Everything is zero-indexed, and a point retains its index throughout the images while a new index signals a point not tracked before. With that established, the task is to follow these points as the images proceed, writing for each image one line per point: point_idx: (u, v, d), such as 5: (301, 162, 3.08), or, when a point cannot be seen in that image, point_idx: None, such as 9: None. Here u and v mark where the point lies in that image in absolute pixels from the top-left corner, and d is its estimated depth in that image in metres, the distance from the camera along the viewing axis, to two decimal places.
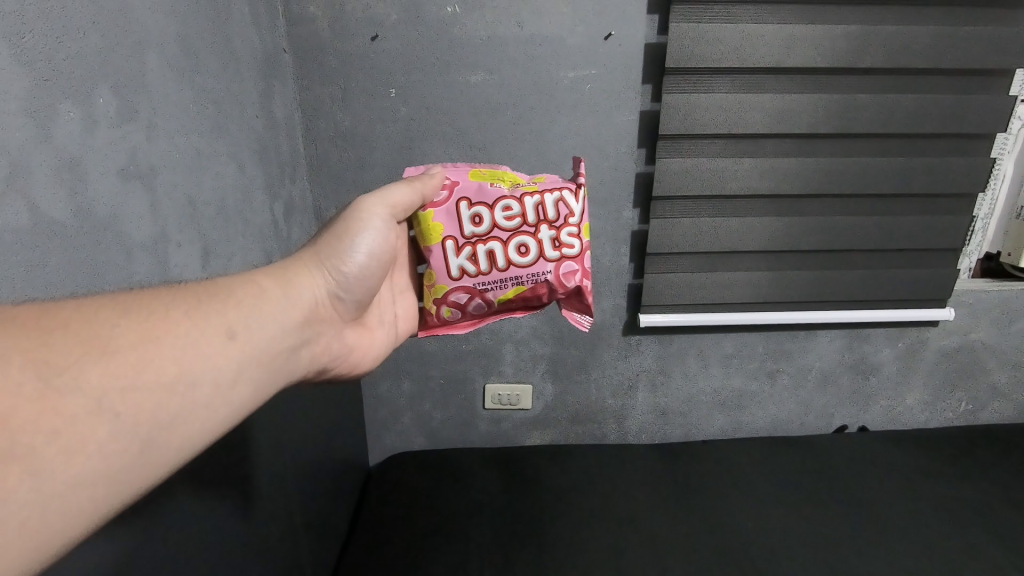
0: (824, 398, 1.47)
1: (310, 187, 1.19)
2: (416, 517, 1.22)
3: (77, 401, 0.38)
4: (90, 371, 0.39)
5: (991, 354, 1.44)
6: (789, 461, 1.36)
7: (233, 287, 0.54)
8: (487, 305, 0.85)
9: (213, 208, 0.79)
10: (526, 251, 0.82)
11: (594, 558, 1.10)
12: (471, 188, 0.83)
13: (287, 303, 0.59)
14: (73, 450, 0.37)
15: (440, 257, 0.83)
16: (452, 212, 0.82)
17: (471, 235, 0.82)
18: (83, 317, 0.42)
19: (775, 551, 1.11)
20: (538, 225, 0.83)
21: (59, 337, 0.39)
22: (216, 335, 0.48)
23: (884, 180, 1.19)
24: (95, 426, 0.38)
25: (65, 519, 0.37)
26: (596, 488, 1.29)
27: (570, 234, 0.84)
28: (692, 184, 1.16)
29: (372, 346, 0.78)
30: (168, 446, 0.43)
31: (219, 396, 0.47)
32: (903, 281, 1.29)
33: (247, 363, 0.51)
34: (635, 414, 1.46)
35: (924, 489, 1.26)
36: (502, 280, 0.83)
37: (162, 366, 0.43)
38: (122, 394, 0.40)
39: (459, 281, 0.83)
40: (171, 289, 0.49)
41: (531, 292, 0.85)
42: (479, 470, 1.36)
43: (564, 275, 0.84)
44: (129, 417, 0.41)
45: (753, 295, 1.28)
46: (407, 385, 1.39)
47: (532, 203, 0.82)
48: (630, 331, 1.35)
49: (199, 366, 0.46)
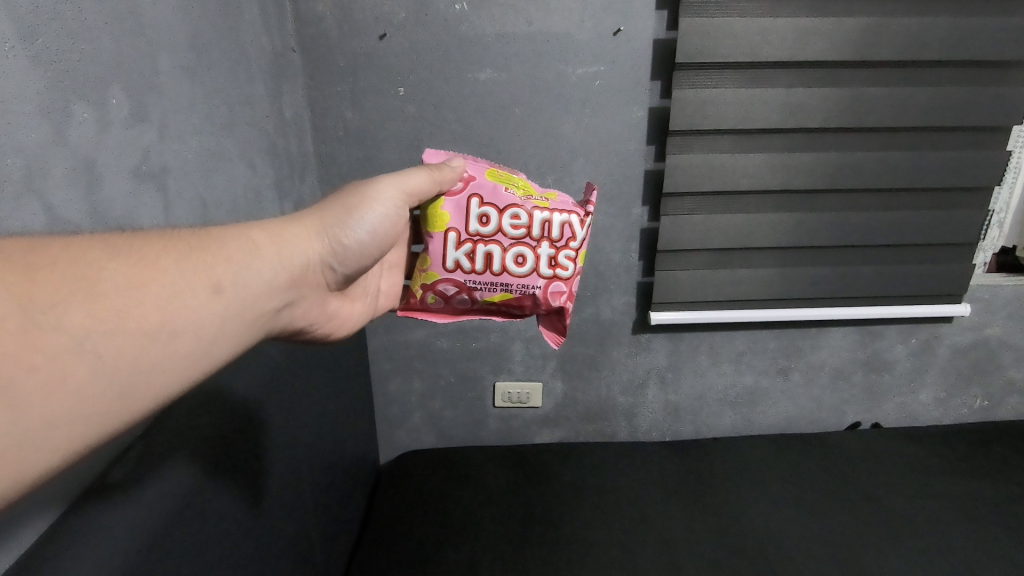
0: (837, 395, 1.46)
1: (320, 187, 1.19)
2: (427, 515, 1.23)
3: (58, 340, 0.39)
4: (73, 312, 0.40)
5: (1007, 350, 1.42)
6: (802, 459, 1.35)
7: (224, 241, 0.55)
8: (471, 301, 0.86)
9: (224, 207, 0.80)
10: (522, 263, 0.82)
11: (606, 555, 1.10)
12: (485, 186, 0.82)
13: (276, 263, 0.59)
14: (52, 388, 0.38)
15: (439, 246, 0.82)
16: (461, 205, 0.81)
17: (474, 233, 0.82)
18: (70, 258, 0.42)
19: (789, 549, 1.10)
20: (540, 241, 0.82)
21: (44, 276, 0.40)
22: (204, 287, 0.49)
23: (898, 175, 1.17)
24: (75, 365, 0.39)
25: (44, 455, 0.38)
26: (607, 486, 1.29)
27: (567, 257, 0.84)
28: (703, 180, 1.15)
29: (351, 316, 0.82)
30: (149, 393, 0.44)
31: (201, 348, 0.48)
32: (917, 276, 1.28)
33: (230, 319, 0.52)
34: (645, 411, 1.45)
35: (941, 487, 1.24)
36: (491, 283, 0.83)
37: (146, 312, 0.44)
38: (104, 337, 0.41)
39: (451, 273, 0.84)
40: (163, 237, 0.50)
41: (515, 301, 0.85)
42: (489, 468, 1.37)
43: (551, 294, 0.85)
44: (110, 361, 0.41)
45: (765, 291, 1.27)
46: (417, 382, 1.40)
47: (540, 218, 0.82)
48: (640, 328, 1.34)
49: (183, 316, 0.47)
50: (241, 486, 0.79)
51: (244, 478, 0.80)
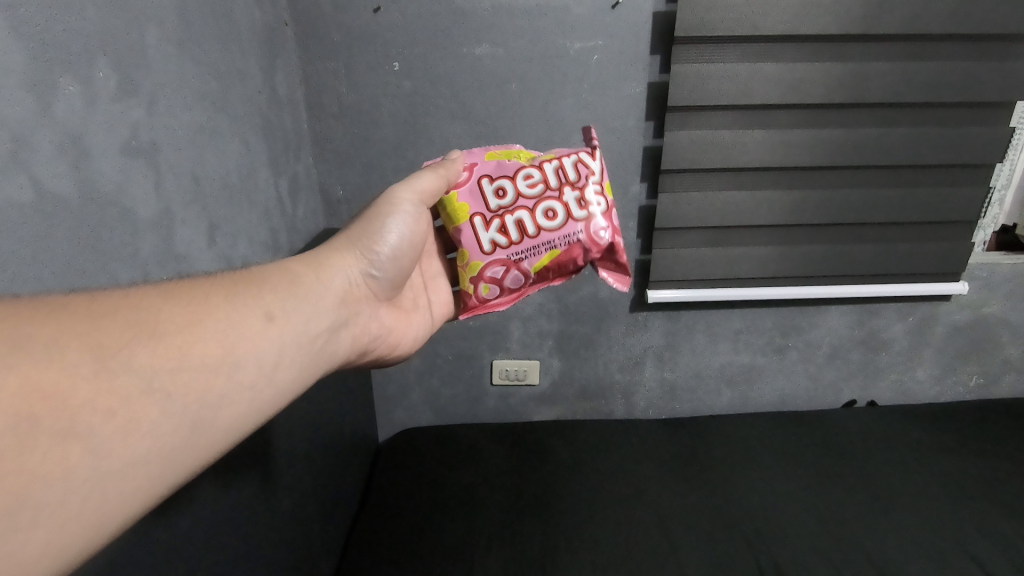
0: (834, 372, 1.46)
1: (316, 165, 1.18)
2: (426, 492, 1.24)
3: (130, 383, 0.39)
4: (142, 353, 0.41)
5: (1003, 327, 1.42)
6: (796, 437, 1.37)
7: (268, 274, 0.56)
8: (524, 275, 0.85)
9: (218, 184, 0.79)
10: (555, 216, 0.82)
11: (600, 531, 1.12)
12: (489, 166, 0.84)
13: (320, 287, 0.61)
14: (128, 430, 0.39)
15: (471, 234, 0.82)
16: (474, 190, 0.82)
17: (496, 208, 0.82)
18: (129, 302, 0.43)
19: (782, 525, 1.12)
20: (562, 188, 0.83)
21: (108, 322, 0.40)
22: (258, 316, 0.51)
23: (898, 152, 1.16)
24: (147, 407, 0.40)
25: (121, 497, 0.38)
26: (604, 463, 1.30)
27: (594, 193, 0.84)
28: (702, 157, 1.14)
29: (411, 329, 0.80)
30: (218, 425, 0.45)
31: (264, 375, 0.49)
32: (916, 255, 1.28)
33: (289, 342, 0.53)
34: (642, 389, 1.46)
35: (933, 464, 1.25)
36: (535, 247, 0.82)
37: (208, 347, 0.45)
38: (172, 375, 0.42)
39: (493, 255, 0.83)
40: (211, 277, 0.51)
41: (565, 256, 0.84)
42: (487, 446, 1.38)
43: (595, 232, 0.84)
44: (180, 397, 0.42)
45: (762, 269, 1.26)
46: (415, 361, 1.40)
47: (552, 168, 0.83)
48: (638, 306, 1.34)
49: (241, 348, 0.48)
50: (236, 468, 0.78)
51: (238, 460, 0.79)
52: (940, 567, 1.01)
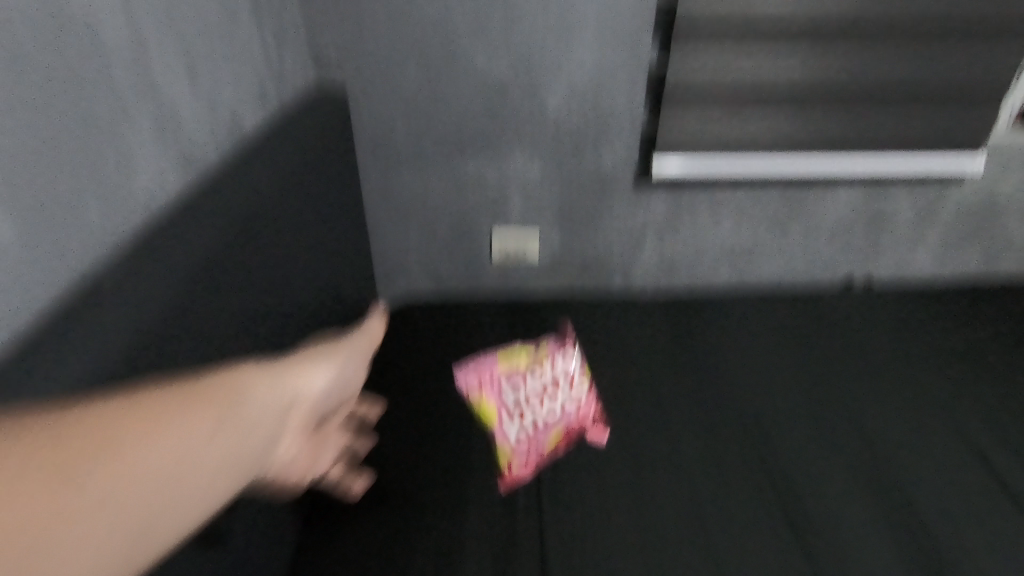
0: (835, 249, 1.46)
1: (306, 24, 1.15)
2: (424, 355, 1.24)
3: (81, 503, 0.37)
4: (99, 473, 0.38)
5: (1015, 207, 1.41)
6: (793, 311, 1.37)
7: (226, 387, 0.48)
8: (545, 452, 1.01)
9: (190, 21, 0.75)
10: (562, 402, 1.04)
11: (594, 393, 1.14)
12: (503, 369, 1.03)
13: (271, 427, 0.50)
14: (73, 556, 0.36)
15: (501, 434, 1.00)
16: (496, 392, 1.01)
17: (517, 406, 1.01)
18: (96, 416, 0.40)
19: (768, 389, 1.15)
20: (562, 377, 1.06)
21: (74, 437, 0.38)
22: (217, 430, 0.45)
23: (925, 7, 1.11)
24: (96, 522, 0.37)
25: None
26: (601, 331, 1.31)
27: (580, 365, 1.09)
28: (721, 9, 1.10)
29: (330, 441, 0.66)
30: (159, 540, 0.41)
31: (212, 485, 0.45)
32: (927, 128, 1.26)
33: (235, 461, 0.46)
34: (641, 267, 1.48)
35: (921, 337, 1.28)
36: (551, 426, 1.02)
37: (163, 461, 0.42)
38: (128, 486, 0.39)
39: (518, 437, 1.00)
40: (173, 381, 0.46)
41: (573, 430, 1.04)
42: (487, 314, 1.36)
43: (592, 405, 1.07)
44: (130, 512, 0.39)
45: (772, 142, 1.26)
46: (412, 232, 1.41)
47: (551, 358, 1.07)
48: (640, 180, 1.35)
49: (192, 476, 0.43)
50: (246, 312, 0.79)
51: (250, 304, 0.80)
52: (916, 427, 1.07)
